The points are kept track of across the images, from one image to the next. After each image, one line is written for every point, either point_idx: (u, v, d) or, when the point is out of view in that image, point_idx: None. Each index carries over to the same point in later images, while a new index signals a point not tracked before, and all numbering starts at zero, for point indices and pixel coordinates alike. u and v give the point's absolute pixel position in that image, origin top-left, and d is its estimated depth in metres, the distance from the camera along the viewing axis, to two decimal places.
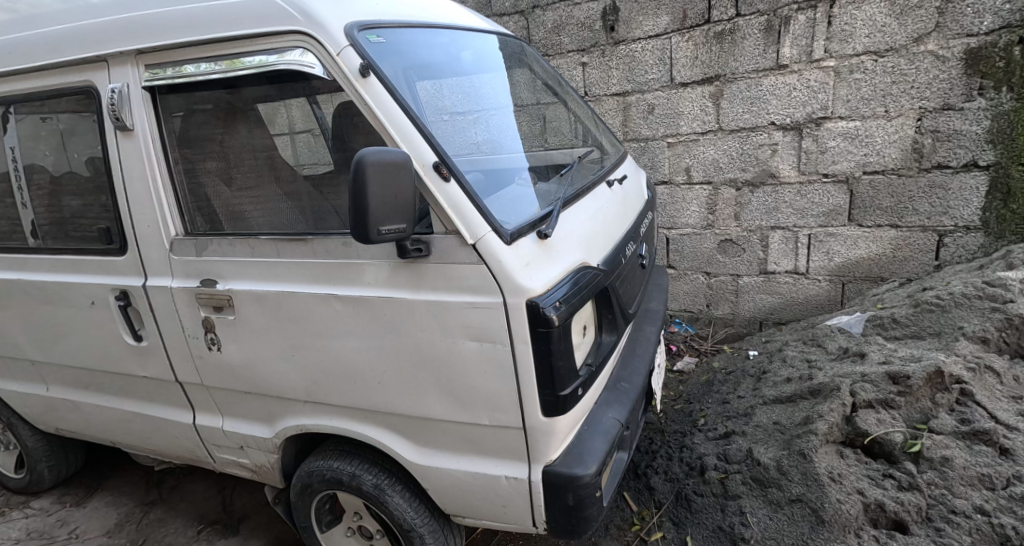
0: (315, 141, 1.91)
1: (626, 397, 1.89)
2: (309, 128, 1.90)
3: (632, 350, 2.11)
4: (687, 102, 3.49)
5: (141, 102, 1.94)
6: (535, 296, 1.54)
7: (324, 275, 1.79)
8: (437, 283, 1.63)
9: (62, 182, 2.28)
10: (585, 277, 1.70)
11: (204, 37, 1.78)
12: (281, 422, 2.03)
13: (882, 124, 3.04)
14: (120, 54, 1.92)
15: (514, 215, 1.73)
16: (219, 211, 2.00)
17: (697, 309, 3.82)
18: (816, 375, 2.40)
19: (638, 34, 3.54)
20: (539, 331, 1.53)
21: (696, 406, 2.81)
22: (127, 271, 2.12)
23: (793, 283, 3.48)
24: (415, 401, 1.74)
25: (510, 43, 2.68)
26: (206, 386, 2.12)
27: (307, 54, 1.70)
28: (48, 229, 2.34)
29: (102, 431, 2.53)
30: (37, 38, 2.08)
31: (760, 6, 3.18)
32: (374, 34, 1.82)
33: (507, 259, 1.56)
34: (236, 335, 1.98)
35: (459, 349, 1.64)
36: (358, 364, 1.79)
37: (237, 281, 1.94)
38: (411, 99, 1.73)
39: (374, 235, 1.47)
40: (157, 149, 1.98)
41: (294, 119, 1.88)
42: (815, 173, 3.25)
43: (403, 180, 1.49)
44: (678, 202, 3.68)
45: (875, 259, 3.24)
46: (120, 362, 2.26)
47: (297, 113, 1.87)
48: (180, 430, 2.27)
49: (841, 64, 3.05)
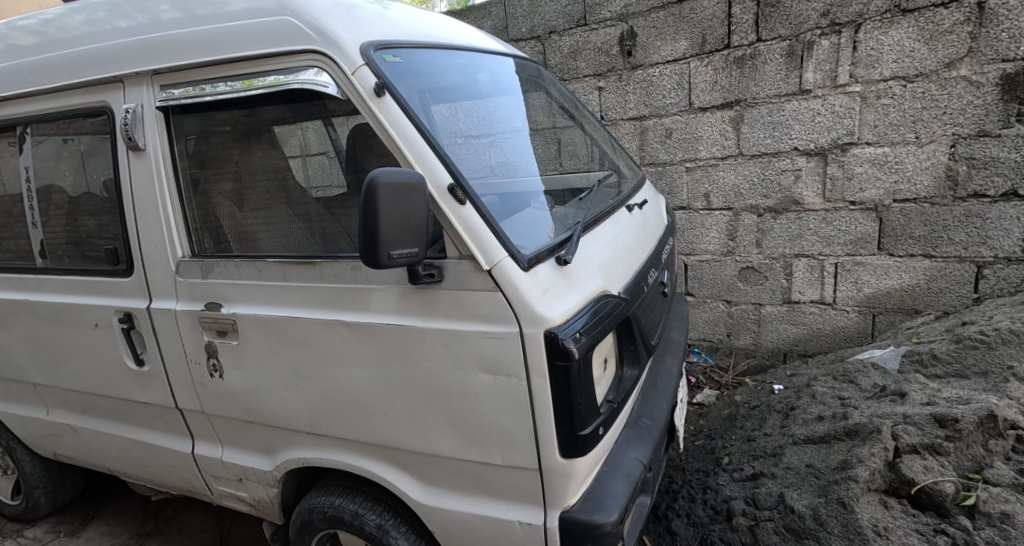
0: (329, 163, 1.83)
1: (648, 434, 1.77)
2: (325, 151, 1.81)
3: (654, 384, 1.99)
4: (706, 126, 3.41)
5: (154, 122, 1.90)
6: (554, 326, 1.44)
7: (333, 300, 1.71)
8: (449, 311, 1.54)
9: (75, 203, 2.23)
10: (607, 306, 1.60)
11: (218, 57, 1.74)
12: (282, 454, 1.93)
13: (912, 150, 2.93)
14: (135, 75, 1.90)
15: (531, 240, 1.64)
16: (228, 232, 1.94)
17: (717, 338, 3.69)
18: (850, 414, 2.26)
19: (655, 59, 3.50)
20: (558, 365, 1.43)
21: (719, 442, 2.67)
22: (132, 292, 2.05)
23: (820, 314, 3.34)
24: (424, 437, 1.63)
25: (527, 66, 2.64)
26: (207, 414, 2.03)
27: (321, 73, 1.66)
28: (60, 250, 2.29)
29: (102, 458, 2.44)
30: (57, 60, 2.05)
31: (782, 31, 3.11)
32: (390, 54, 1.77)
33: (525, 286, 1.47)
34: (238, 361, 1.89)
35: (471, 382, 1.54)
36: (364, 395, 1.70)
37: (241, 305, 1.86)
38: (426, 119, 1.67)
39: (384, 260, 1.38)
40: (167, 170, 1.93)
41: (306, 140, 1.82)
42: (840, 200, 3.15)
43: (415, 203, 1.41)
44: (697, 228, 3.58)
45: (908, 291, 3.10)
46: (122, 387, 2.19)
47: (312, 136, 1.81)
48: (179, 460, 2.18)
49: (868, 89, 2.96)
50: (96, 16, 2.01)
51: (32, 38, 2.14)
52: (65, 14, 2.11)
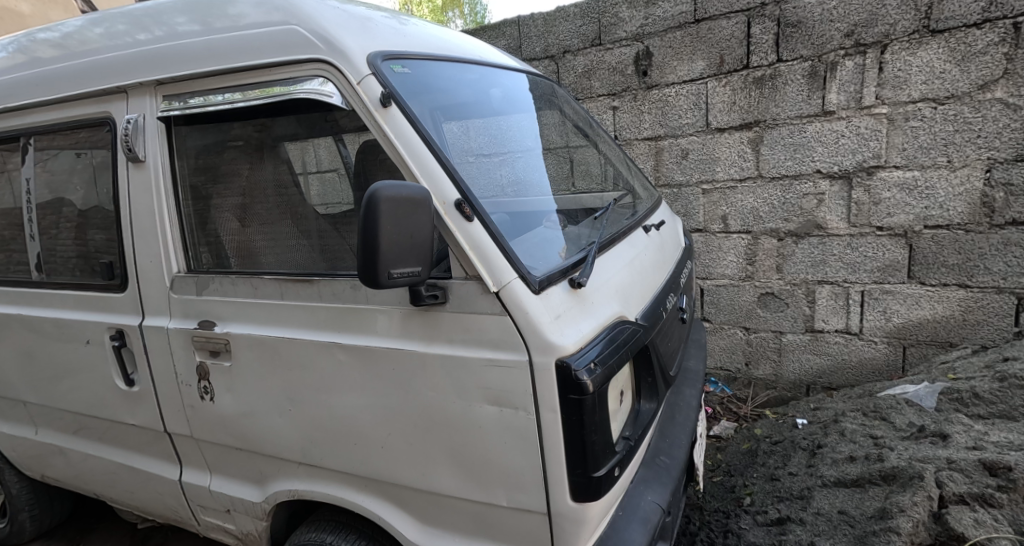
0: (339, 181, 1.74)
1: (666, 474, 1.63)
2: (335, 167, 1.74)
3: (672, 417, 1.85)
4: (724, 147, 3.31)
5: (155, 133, 1.82)
6: (566, 355, 1.32)
7: (330, 321, 1.60)
8: (453, 335, 1.43)
9: (85, 217, 2.12)
10: (623, 333, 1.48)
11: (222, 66, 1.66)
12: (273, 485, 1.81)
13: (944, 175, 2.79)
14: (139, 85, 1.82)
15: (543, 260, 1.53)
16: (228, 248, 1.84)
17: (734, 367, 3.53)
18: (886, 456, 2.11)
19: (671, 78, 3.42)
20: (570, 399, 1.31)
21: (739, 480, 2.53)
22: (126, 309, 1.96)
23: (845, 344, 3.18)
24: (423, 472, 1.51)
25: (541, 84, 2.56)
26: (197, 440, 1.92)
27: (327, 83, 1.56)
28: (66, 263, 2.18)
29: (90, 482, 2.32)
30: (66, 70, 1.98)
31: (804, 51, 3.02)
32: (399, 64, 1.68)
33: (536, 310, 1.35)
34: (230, 384, 1.79)
35: (475, 414, 1.41)
36: (359, 424, 1.58)
37: (236, 324, 1.76)
38: (435, 132, 1.56)
39: (384, 279, 1.28)
40: (166, 182, 1.84)
41: (316, 156, 1.74)
42: (867, 225, 3.01)
43: (419, 220, 1.31)
44: (714, 251, 3.46)
45: (942, 322, 2.93)
46: (112, 409, 2.08)
47: (324, 154, 1.72)
48: (166, 487, 2.06)
49: (895, 111, 2.84)
50: (118, 29, 1.92)
51: (50, 50, 2.07)
52: (87, 26, 2.03)
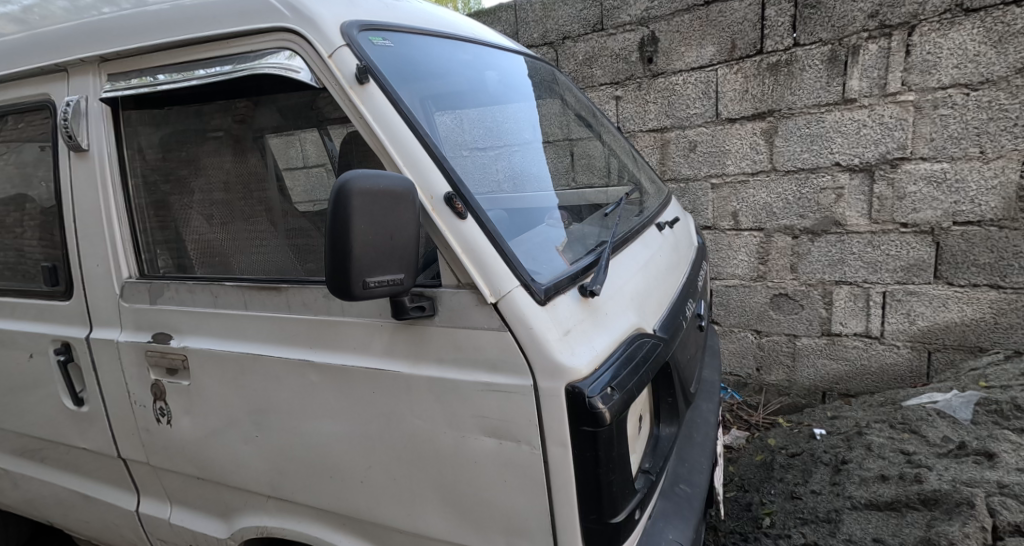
0: (329, 177, 1.52)
1: (688, 506, 1.42)
2: (323, 163, 1.51)
3: (690, 437, 1.65)
4: (735, 139, 3.11)
5: (99, 118, 1.59)
6: (578, 379, 1.10)
7: (301, 335, 1.38)
8: (442, 355, 1.22)
9: (30, 213, 1.86)
10: (642, 350, 1.27)
11: (174, 39, 1.43)
12: (239, 520, 1.59)
13: (976, 167, 2.59)
14: (80, 63, 1.59)
15: (547, 264, 1.31)
16: (188, 251, 1.62)
17: (745, 373, 3.35)
18: (924, 476, 1.93)
19: (678, 66, 3.21)
20: (583, 431, 1.10)
21: (755, 497, 2.33)
22: (72, 319, 1.73)
23: (864, 348, 2.99)
24: (409, 513, 1.30)
25: (541, 69, 2.34)
26: (154, 468, 1.70)
27: (295, 58, 1.33)
28: (9, 266, 1.94)
29: (42, 510, 2.09)
30: (6, 46, 1.76)
31: (823, 34, 2.81)
32: (380, 36, 1.46)
33: (541, 325, 1.13)
34: (189, 406, 1.56)
35: (470, 447, 1.20)
36: (335, 456, 1.37)
37: (194, 338, 1.54)
38: (420, 114, 1.35)
39: (359, 290, 1.06)
40: (113, 175, 1.61)
41: (303, 150, 1.52)
42: (890, 221, 2.81)
43: (401, 217, 1.09)
44: (723, 250, 3.26)
45: (971, 325, 2.74)
46: (61, 431, 1.85)
47: (311, 148, 1.50)
48: (122, 518, 1.84)
49: (923, 99, 2.64)
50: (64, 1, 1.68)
51: None
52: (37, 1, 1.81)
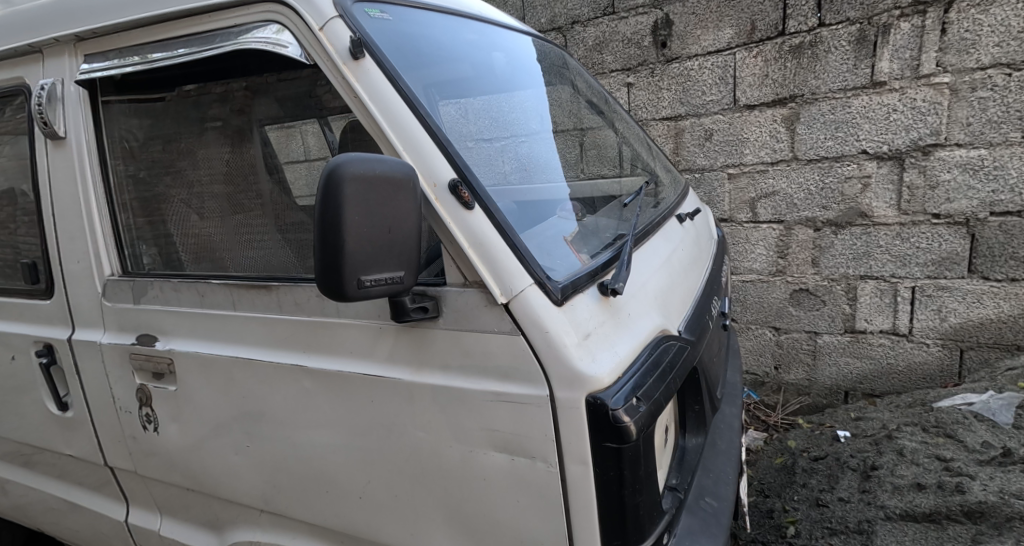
0: None
1: (716, 523, 1.30)
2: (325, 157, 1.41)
3: (715, 445, 1.52)
4: (754, 126, 2.97)
5: (77, 102, 1.47)
6: (599, 390, 0.98)
7: (293, 338, 1.27)
8: (448, 361, 1.10)
9: (11, 206, 1.75)
10: (669, 354, 1.15)
11: (152, 13, 1.31)
12: (230, 534, 1.49)
13: (1017, 153, 2.45)
14: (56, 43, 1.47)
15: (562, 260, 1.18)
16: (177, 247, 1.51)
17: (763, 372, 3.23)
18: (967, 487, 1.84)
19: (694, 50, 3.06)
20: (606, 448, 0.98)
21: (777, 503, 2.20)
22: (53, 319, 1.62)
23: (891, 347, 2.85)
24: (411, 532, 1.18)
25: (551, 53, 2.21)
26: (142, 477, 1.60)
27: (283, 32, 1.20)
28: None
29: (30, 516, 1.99)
30: None
31: (851, 13, 2.65)
32: (377, 9, 1.33)
33: (559, 328, 1.01)
34: (176, 412, 1.45)
35: (478, 463, 1.08)
36: (331, 469, 1.25)
37: (181, 341, 1.43)
38: (420, 93, 1.22)
39: (353, 291, 0.93)
40: (93, 164, 1.50)
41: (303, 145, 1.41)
42: (921, 212, 2.66)
43: (401, 207, 0.96)
44: (740, 244, 3.13)
45: (1008, 322, 2.60)
46: (46, 436, 1.75)
47: (312, 140, 1.40)
48: (110, 528, 1.74)
49: (959, 80, 2.49)
50: None
51: None
52: None
